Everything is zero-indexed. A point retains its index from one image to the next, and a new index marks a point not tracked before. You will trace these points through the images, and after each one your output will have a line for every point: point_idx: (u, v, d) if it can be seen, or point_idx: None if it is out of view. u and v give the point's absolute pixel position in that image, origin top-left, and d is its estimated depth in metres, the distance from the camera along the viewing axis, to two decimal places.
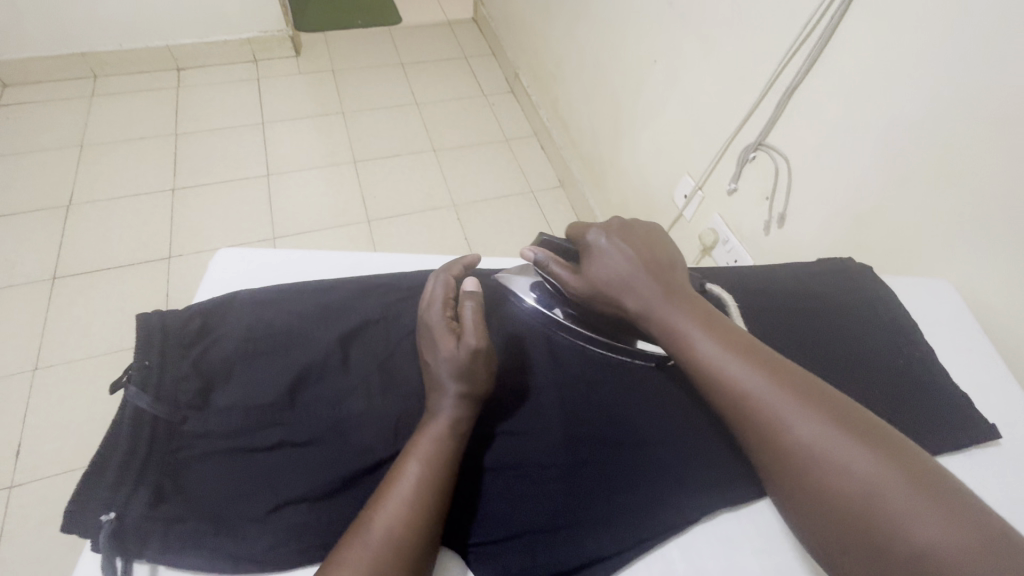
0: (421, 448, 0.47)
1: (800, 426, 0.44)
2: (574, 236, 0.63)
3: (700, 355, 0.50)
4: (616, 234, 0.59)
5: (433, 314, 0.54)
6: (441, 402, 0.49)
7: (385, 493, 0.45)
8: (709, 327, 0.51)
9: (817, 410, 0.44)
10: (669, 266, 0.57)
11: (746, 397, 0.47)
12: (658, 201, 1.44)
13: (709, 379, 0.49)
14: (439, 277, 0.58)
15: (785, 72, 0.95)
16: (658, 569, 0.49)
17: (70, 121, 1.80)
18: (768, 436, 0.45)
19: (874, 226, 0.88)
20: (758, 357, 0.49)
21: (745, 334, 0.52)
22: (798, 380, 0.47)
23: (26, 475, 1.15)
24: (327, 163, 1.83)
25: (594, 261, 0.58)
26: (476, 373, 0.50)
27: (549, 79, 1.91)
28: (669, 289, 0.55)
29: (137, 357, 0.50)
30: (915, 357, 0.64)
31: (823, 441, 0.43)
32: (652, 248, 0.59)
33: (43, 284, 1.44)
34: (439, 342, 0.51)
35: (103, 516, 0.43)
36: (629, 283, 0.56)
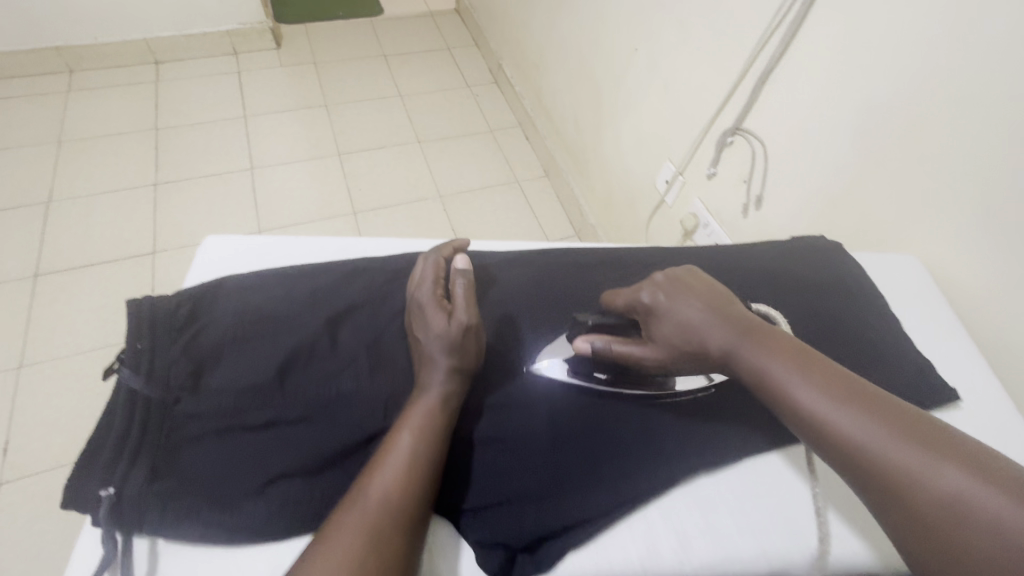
0: (414, 418, 0.49)
1: (937, 478, 0.39)
2: (620, 301, 0.58)
3: (804, 403, 0.45)
4: (671, 286, 0.55)
5: (423, 292, 0.56)
6: (433, 374, 0.51)
7: (378, 462, 0.46)
8: (805, 368, 0.47)
9: (950, 456, 0.40)
10: (736, 306, 0.54)
11: (864, 450, 0.42)
12: (641, 188, 1.46)
13: (819, 432, 0.44)
14: (430, 258, 0.60)
15: (760, 57, 0.98)
16: (639, 530, 0.51)
17: (46, 117, 1.77)
18: (900, 494, 0.40)
19: (846, 205, 0.91)
20: (866, 398, 0.45)
21: (843, 370, 0.47)
22: (915, 423, 0.43)
23: (15, 472, 1.15)
24: (311, 156, 1.83)
25: (662, 322, 0.54)
26: (467, 346, 0.53)
27: (532, 69, 1.92)
28: (746, 327, 0.51)
29: (128, 341, 0.51)
30: (882, 328, 0.68)
31: (970, 494, 0.38)
32: (710, 290, 0.55)
33: (24, 282, 1.42)
34: (431, 319, 0.53)
35: (102, 491, 0.44)
36: (701, 335, 0.52)
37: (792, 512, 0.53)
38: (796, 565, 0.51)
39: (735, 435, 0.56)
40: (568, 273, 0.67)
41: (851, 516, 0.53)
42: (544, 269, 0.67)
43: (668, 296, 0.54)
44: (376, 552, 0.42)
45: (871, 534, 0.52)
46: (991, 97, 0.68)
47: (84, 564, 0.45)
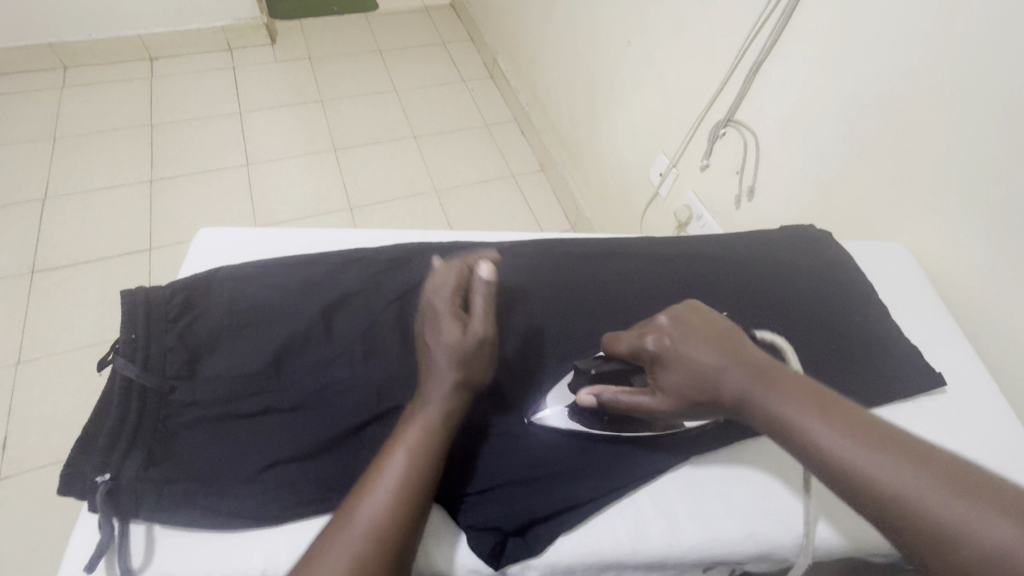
0: (414, 424, 0.48)
1: (981, 530, 0.37)
2: (624, 347, 0.53)
3: (831, 452, 0.42)
4: (677, 330, 0.51)
5: (439, 303, 0.53)
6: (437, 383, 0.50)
7: (371, 481, 0.45)
8: (828, 414, 0.44)
9: (990, 505, 0.37)
10: (749, 347, 0.50)
11: (902, 504, 0.39)
12: (636, 181, 1.46)
13: (850, 484, 0.41)
14: (452, 265, 0.57)
15: (752, 48, 0.98)
16: (629, 514, 0.52)
17: (41, 113, 1.77)
18: (943, 550, 0.37)
19: (837, 195, 0.92)
20: (896, 446, 0.42)
21: (866, 412, 0.45)
22: (949, 469, 0.40)
23: (14, 467, 1.16)
24: (307, 152, 1.83)
25: (669, 370, 0.49)
26: (476, 360, 0.50)
27: (527, 63, 1.92)
28: (762, 372, 0.48)
29: (123, 331, 0.52)
30: (870, 316, 0.68)
31: (1018, 548, 0.35)
32: (721, 331, 0.51)
33: (21, 279, 1.43)
34: (441, 330, 0.51)
35: (98, 477, 0.45)
36: (714, 381, 0.48)
37: (780, 495, 0.54)
38: (782, 547, 0.52)
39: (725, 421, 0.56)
40: (560, 263, 0.67)
41: (833, 500, 0.55)
42: (535, 259, 0.68)
43: (675, 339, 0.50)
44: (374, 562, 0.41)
45: (850, 518, 0.54)
46: (978, 86, 0.69)
47: (80, 548, 0.45)
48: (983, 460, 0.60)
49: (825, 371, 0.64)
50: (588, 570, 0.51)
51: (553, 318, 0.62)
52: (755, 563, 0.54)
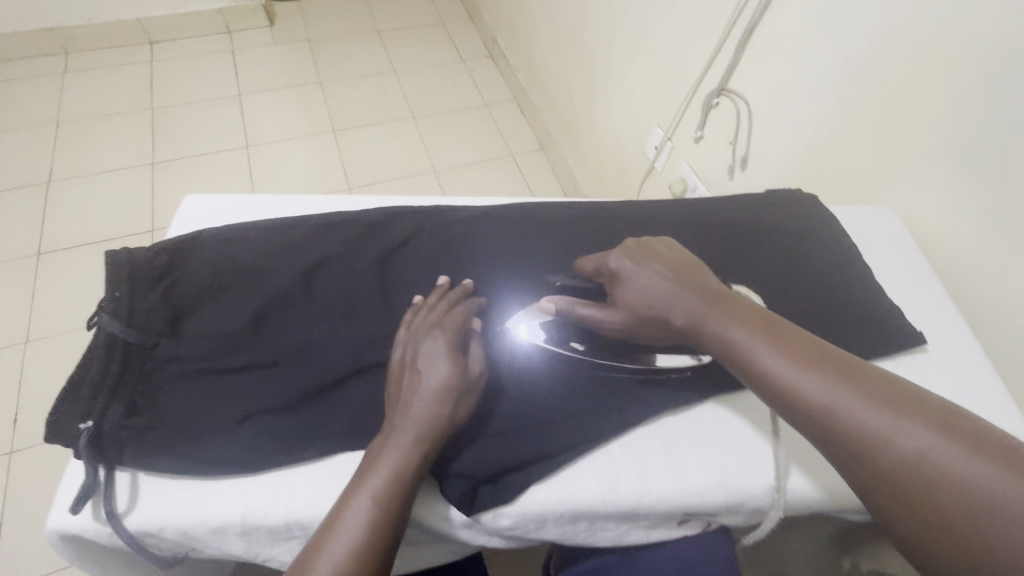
0: (399, 445, 0.47)
1: (894, 433, 0.40)
2: (591, 267, 0.57)
3: (767, 367, 0.46)
4: (639, 254, 0.55)
5: (435, 341, 0.52)
6: (429, 414, 0.48)
7: (333, 527, 0.43)
8: (770, 336, 0.47)
9: (906, 413, 0.40)
10: (707, 276, 0.54)
11: (827, 410, 0.42)
12: (633, 156, 1.45)
13: (784, 397, 0.45)
14: (452, 305, 0.56)
15: (743, 13, 0.97)
16: (600, 465, 0.53)
17: (43, 99, 1.78)
18: (860, 452, 0.41)
19: (828, 161, 0.91)
20: (829, 362, 0.44)
21: (808, 336, 0.47)
22: (877, 384, 0.43)
23: (25, 442, 1.19)
24: (306, 134, 1.83)
25: (625, 288, 0.54)
26: (468, 401, 0.51)
27: (525, 41, 1.90)
28: (713, 297, 0.51)
29: (107, 290, 0.53)
30: (852, 277, 0.68)
31: (923, 447, 0.39)
32: (682, 263, 0.55)
33: (27, 261, 1.45)
34: (442, 363, 0.50)
35: (82, 424, 0.47)
36: (667, 300, 0.52)
37: (751, 446, 0.55)
38: (750, 500, 0.53)
39: (700, 377, 0.57)
40: (541, 228, 0.68)
41: (803, 453, 0.55)
42: (516, 222, 0.68)
43: (635, 262, 0.54)
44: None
45: (818, 470, 0.55)
46: (964, 42, 0.68)
47: (67, 492, 0.47)
48: None
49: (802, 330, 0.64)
50: (559, 519, 0.52)
51: (532, 280, 0.63)
52: (724, 516, 0.55)
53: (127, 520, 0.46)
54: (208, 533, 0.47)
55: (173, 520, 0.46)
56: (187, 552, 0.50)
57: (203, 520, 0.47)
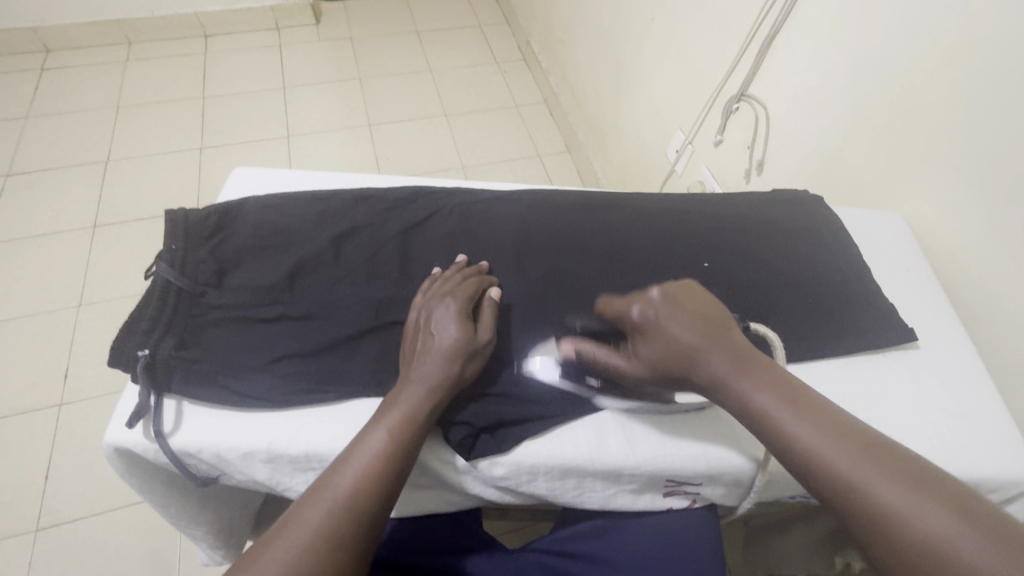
0: (414, 393, 0.52)
1: (916, 516, 0.41)
2: (612, 310, 0.56)
3: (792, 437, 0.46)
4: (664, 304, 0.52)
5: (447, 308, 0.57)
6: (439, 370, 0.53)
7: (352, 454, 0.48)
8: (793, 404, 0.48)
9: (928, 497, 0.41)
10: (732, 331, 0.52)
11: (849, 487, 0.43)
12: (654, 159, 1.49)
13: (807, 468, 0.45)
14: (466, 276, 0.61)
15: (766, 21, 1.00)
16: (591, 427, 0.57)
17: (107, 84, 1.93)
18: (885, 535, 0.41)
19: (839, 166, 0.93)
20: (853, 438, 0.45)
21: (830, 405, 0.48)
22: (898, 463, 0.44)
23: (73, 395, 1.30)
24: (343, 127, 1.93)
25: (649, 341, 0.52)
26: (475, 362, 0.56)
27: (558, 44, 1.96)
28: (740, 359, 0.50)
29: (165, 243, 0.61)
30: (849, 277, 0.71)
31: (945, 533, 0.39)
32: (708, 311, 0.53)
33: (84, 232, 1.58)
34: (452, 326, 0.55)
35: (139, 351, 0.54)
36: (692, 360, 0.51)
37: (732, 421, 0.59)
38: (730, 471, 0.57)
39: None
40: (553, 212, 0.73)
41: None
42: (530, 206, 0.73)
43: (660, 313, 0.52)
44: (365, 512, 0.45)
45: None
46: (968, 52, 0.71)
47: (124, 411, 0.54)
48: (946, 411, 0.63)
49: (794, 321, 0.67)
50: (551, 474, 0.56)
51: (540, 259, 0.68)
52: (705, 486, 0.59)
53: (171, 440, 0.53)
54: (238, 457, 0.54)
55: (210, 443, 0.53)
56: (219, 476, 0.56)
57: (235, 446, 0.53)
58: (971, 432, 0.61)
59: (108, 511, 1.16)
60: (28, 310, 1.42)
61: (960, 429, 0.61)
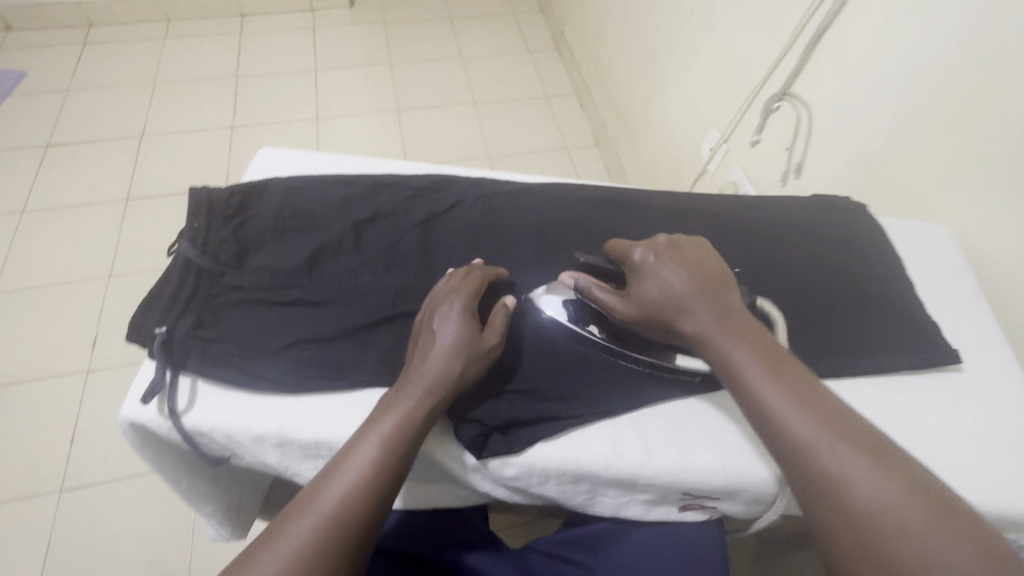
0: (411, 392, 0.50)
1: (866, 485, 0.41)
2: (617, 250, 0.59)
3: (763, 395, 0.47)
4: (666, 250, 0.55)
5: (452, 312, 0.54)
6: (438, 370, 0.51)
7: (340, 465, 0.46)
8: (772, 367, 0.48)
9: (885, 470, 0.42)
10: (729, 288, 0.54)
11: (810, 449, 0.44)
12: (687, 157, 1.44)
13: (771, 425, 0.46)
14: (476, 275, 0.58)
15: (815, 17, 0.95)
16: (607, 433, 0.55)
17: (145, 60, 1.96)
18: (832, 497, 0.42)
19: (884, 173, 0.88)
20: (823, 406, 0.46)
21: (809, 374, 0.48)
22: (863, 436, 0.44)
23: (99, 364, 1.33)
24: (371, 111, 1.92)
25: (644, 281, 0.54)
26: (476, 364, 0.53)
27: (592, 35, 1.92)
28: (728, 317, 0.51)
29: (188, 221, 0.61)
30: (890, 291, 0.67)
31: (891, 504, 0.40)
32: (712, 269, 0.55)
33: (117, 205, 1.61)
34: (454, 324, 0.54)
35: (158, 329, 0.54)
36: (682, 305, 0.52)
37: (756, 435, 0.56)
38: (749, 487, 0.54)
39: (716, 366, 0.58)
40: (580, 207, 0.71)
41: None
42: (556, 200, 0.71)
43: (660, 258, 0.55)
44: (349, 527, 0.44)
45: None
46: None
47: (139, 387, 0.54)
48: (987, 440, 0.59)
49: (827, 333, 0.64)
50: (561, 478, 0.55)
51: (564, 256, 0.66)
52: (722, 501, 0.56)
53: (183, 418, 0.53)
54: (249, 439, 0.53)
55: (222, 424, 0.53)
56: (230, 456, 0.56)
57: (246, 428, 0.53)
58: (1015, 464, 0.57)
59: (128, 479, 1.19)
60: (61, 278, 1.46)
61: (1002, 460, 0.57)
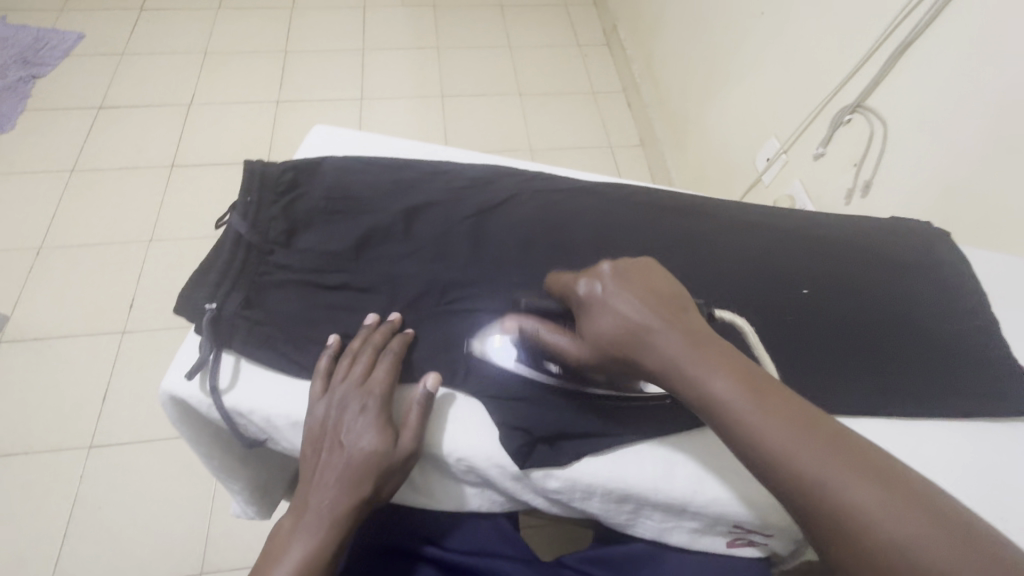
0: (309, 531, 0.46)
1: (883, 517, 0.35)
2: (559, 286, 0.52)
3: (754, 431, 0.40)
4: (612, 280, 0.48)
5: (355, 420, 0.50)
6: (347, 496, 0.47)
7: None
8: (756, 393, 0.41)
9: (899, 499, 0.36)
10: (691, 310, 0.47)
11: (815, 486, 0.37)
12: (740, 165, 1.38)
13: (768, 461, 0.39)
14: (381, 362, 0.53)
15: (902, 27, 0.89)
16: (658, 454, 0.52)
17: (198, 29, 1.98)
18: (849, 538, 0.36)
19: (966, 199, 0.82)
20: (820, 433, 0.39)
21: (796, 394, 0.42)
22: (869, 460, 0.38)
23: (134, 326, 1.35)
24: (416, 95, 1.90)
25: (595, 318, 0.47)
26: (392, 477, 0.49)
27: (646, 32, 1.86)
28: (699, 337, 0.44)
29: (240, 194, 0.59)
30: (971, 328, 0.62)
31: (912, 536, 0.35)
32: (663, 290, 0.47)
33: (161, 171, 1.63)
34: (369, 434, 0.49)
35: (207, 305, 0.54)
36: (645, 339, 0.45)
37: None
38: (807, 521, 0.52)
39: None
40: (641, 210, 0.67)
41: None
42: (615, 202, 0.68)
43: (607, 289, 0.47)
44: None
45: None
46: None
47: (183, 361, 0.54)
48: None
49: (894, 368, 0.60)
50: (607, 496, 0.52)
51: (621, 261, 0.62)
52: (773, 539, 0.53)
53: (224, 396, 0.52)
54: (288, 425, 0.52)
55: (262, 407, 0.52)
56: (265, 440, 0.55)
57: (286, 413, 0.52)
58: None
59: (155, 442, 1.21)
60: (104, 239, 1.49)
61: None
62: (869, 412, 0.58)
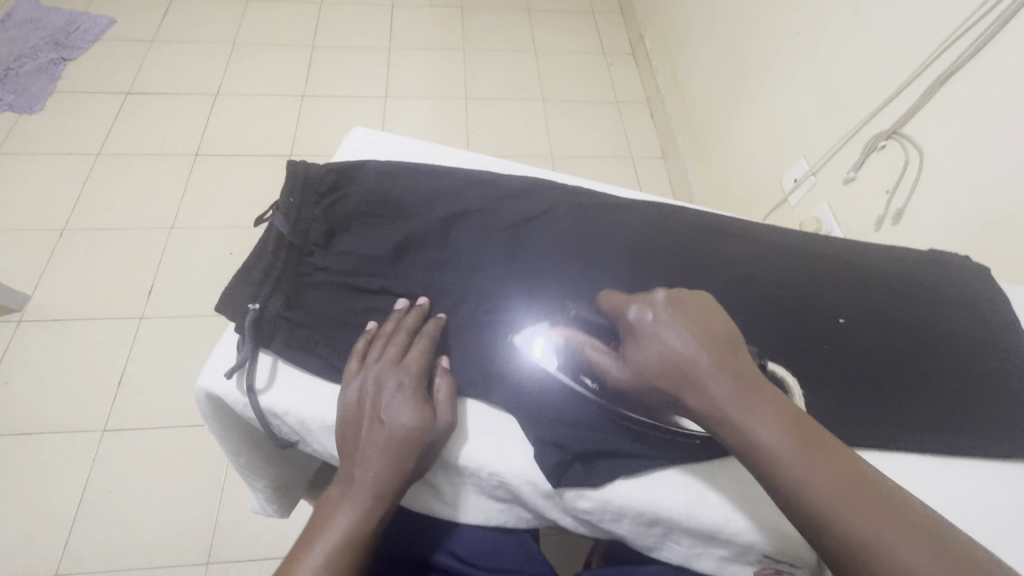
0: (354, 499, 0.46)
1: None
2: (610, 304, 0.50)
3: (797, 484, 0.39)
4: (666, 307, 0.46)
5: (390, 396, 0.50)
6: (389, 467, 0.47)
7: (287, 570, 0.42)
8: (804, 446, 0.40)
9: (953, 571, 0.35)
10: (740, 348, 0.45)
11: (862, 549, 0.36)
12: (765, 184, 1.37)
13: (813, 517, 0.38)
14: (416, 343, 0.54)
15: (944, 56, 0.88)
16: (689, 480, 0.52)
17: (227, 19, 1.99)
18: None
19: (1003, 234, 0.81)
20: (869, 494, 0.38)
21: (845, 450, 0.41)
22: (921, 527, 0.37)
23: (152, 312, 1.36)
24: (440, 96, 1.90)
25: (640, 346, 0.45)
26: (431, 449, 0.49)
27: (674, 44, 1.85)
28: (747, 380, 0.43)
29: (283, 193, 0.60)
30: (1010, 368, 0.61)
31: None
32: (716, 326, 0.45)
33: (185, 158, 1.64)
34: (407, 409, 0.49)
35: (250, 305, 0.54)
36: (690, 377, 0.43)
37: None
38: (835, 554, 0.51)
39: None
40: (678, 229, 0.67)
41: None
42: (651, 219, 0.67)
43: (658, 317, 0.45)
44: None
45: None
46: None
47: (221, 359, 0.54)
48: None
49: (932, 405, 0.59)
50: (638, 518, 0.52)
51: (659, 281, 0.62)
52: (801, 569, 0.52)
53: (261, 397, 0.52)
54: (322, 429, 0.52)
55: (298, 409, 0.52)
56: (297, 441, 0.56)
57: (321, 418, 0.52)
58: None
59: (168, 428, 1.22)
60: (126, 223, 1.50)
61: None
62: (907, 448, 0.57)
